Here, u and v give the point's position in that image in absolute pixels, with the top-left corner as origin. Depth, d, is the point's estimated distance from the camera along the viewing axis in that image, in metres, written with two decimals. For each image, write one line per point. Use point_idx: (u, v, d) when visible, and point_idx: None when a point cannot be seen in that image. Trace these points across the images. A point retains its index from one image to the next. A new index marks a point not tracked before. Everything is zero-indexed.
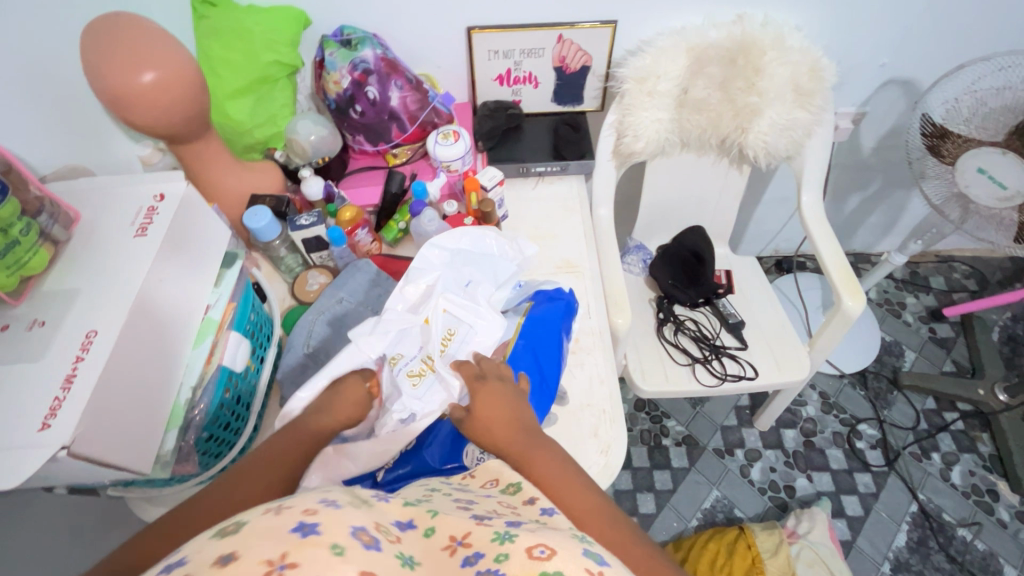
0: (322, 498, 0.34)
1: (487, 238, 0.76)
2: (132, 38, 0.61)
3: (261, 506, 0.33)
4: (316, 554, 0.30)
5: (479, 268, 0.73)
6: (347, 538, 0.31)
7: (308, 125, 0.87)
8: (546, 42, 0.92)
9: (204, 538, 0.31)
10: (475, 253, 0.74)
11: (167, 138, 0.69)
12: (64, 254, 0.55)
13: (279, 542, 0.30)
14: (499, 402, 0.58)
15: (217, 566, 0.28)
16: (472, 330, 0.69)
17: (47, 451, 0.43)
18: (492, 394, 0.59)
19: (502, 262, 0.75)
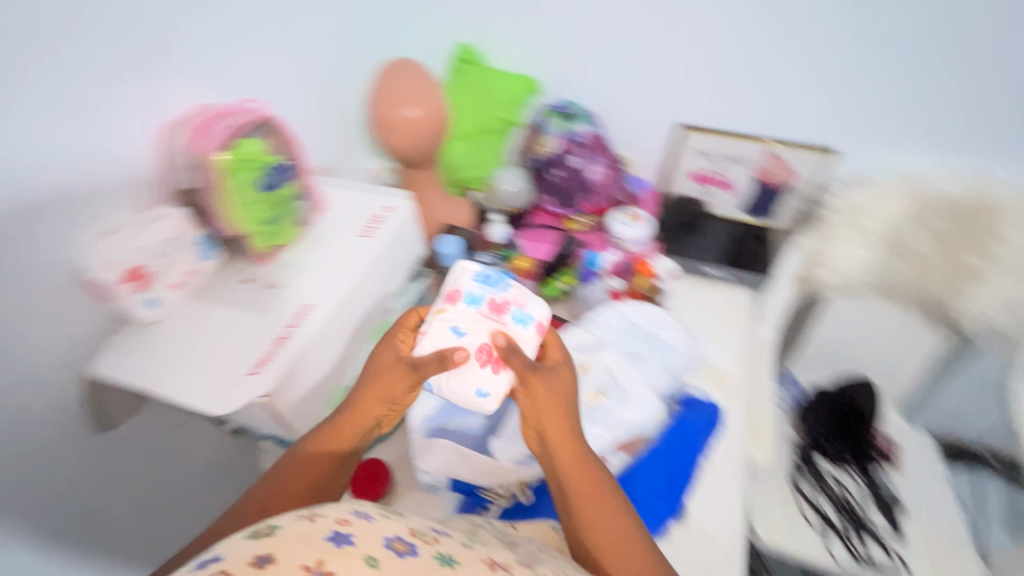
0: (354, 511, 0.41)
1: (662, 322, 0.69)
2: (409, 81, 0.73)
3: (294, 514, 0.39)
4: (350, 561, 0.35)
5: (651, 349, 0.66)
6: (380, 548, 0.37)
7: (511, 177, 0.97)
8: (754, 153, 0.92)
9: (238, 539, 0.37)
10: (647, 331, 0.68)
11: (401, 161, 0.81)
12: (304, 234, 0.66)
13: (315, 551, 0.35)
14: (551, 403, 0.52)
15: (256, 565, 0.34)
16: (630, 403, 0.60)
17: (249, 394, 0.49)
18: (553, 387, 0.53)
19: (673, 349, 0.66)
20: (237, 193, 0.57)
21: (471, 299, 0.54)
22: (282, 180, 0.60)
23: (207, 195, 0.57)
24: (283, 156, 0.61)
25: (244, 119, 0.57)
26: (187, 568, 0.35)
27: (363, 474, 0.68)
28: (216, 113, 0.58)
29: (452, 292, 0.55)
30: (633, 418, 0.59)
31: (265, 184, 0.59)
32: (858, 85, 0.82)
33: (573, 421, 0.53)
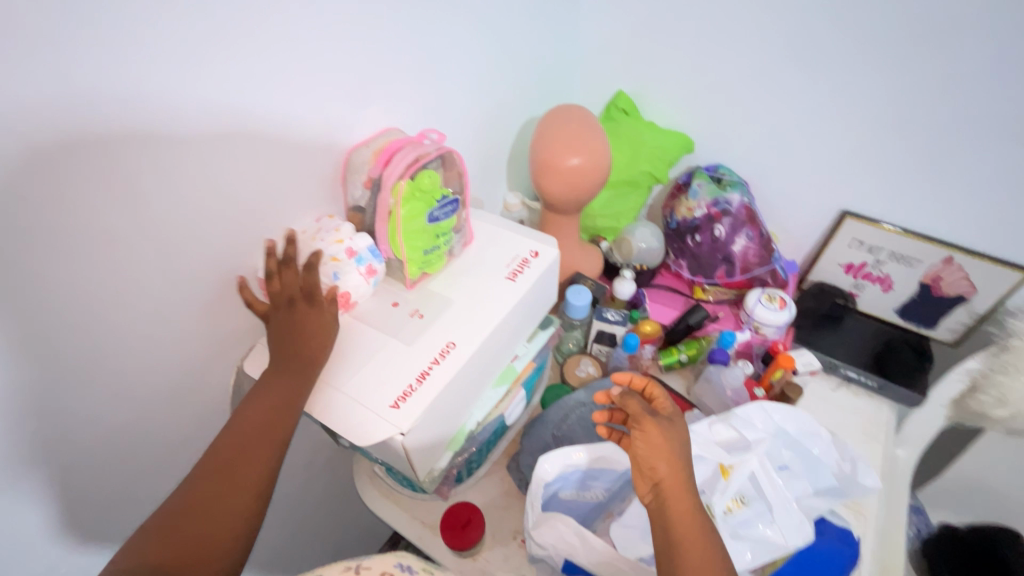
0: (398, 563, 0.48)
1: (817, 437, 0.63)
2: (578, 129, 0.72)
3: (343, 563, 0.47)
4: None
5: (796, 461, 0.63)
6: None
7: (646, 234, 0.92)
8: (928, 256, 0.82)
9: None
10: (795, 441, 0.63)
11: (547, 204, 0.80)
12: (452, 267, 0.66)
13: None
14: (669, 450, 0.48)
15: None
16: (775, 521, 0.56)
17: (390, 430, 0.49)
18: (673, 434, 0.49)
19: (823, 467, 0.63)
20: (406, 220, 0.57)
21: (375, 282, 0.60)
22: (448, 212, 0.60)
23: (378, 217, 0.57)
24: (452, 189, 0.62)
25: (426, 151, 0.58)
26: None
27: (456, 520, 0.65)
28: (403, 140, 0.59)
29: (352, 248, 0.57)
30: (778, 540, 0.55)
31: (433, 216, 0.59)
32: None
33: (689, 476, 0.49)
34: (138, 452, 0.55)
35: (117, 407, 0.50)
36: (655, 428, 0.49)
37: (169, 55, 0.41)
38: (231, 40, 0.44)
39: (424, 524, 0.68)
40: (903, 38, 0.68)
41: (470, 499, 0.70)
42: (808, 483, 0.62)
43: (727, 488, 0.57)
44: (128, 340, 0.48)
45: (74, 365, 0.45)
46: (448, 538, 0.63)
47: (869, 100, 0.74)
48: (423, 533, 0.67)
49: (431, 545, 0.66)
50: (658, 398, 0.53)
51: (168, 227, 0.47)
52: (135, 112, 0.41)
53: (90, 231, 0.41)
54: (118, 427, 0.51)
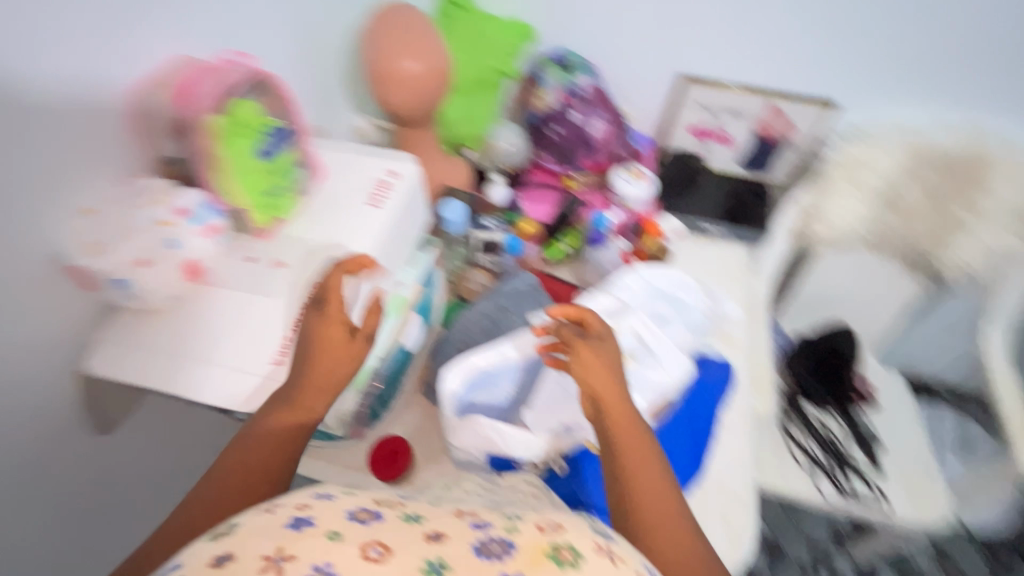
0: (315, 493, 0.34)
1: (684, 284, 0.71)
2: (410, 30, 0.66)
3: (254, 505, 0.33)
4: (311, 542, 0.30)
5: (671, 310, 0.69)
6: (343, 522, 0.32)
7: (508, 135, 0.94)
8: (754, 106, 0.90)
9: (199, 542, 0.31)
10: (668, 294, 0.70)
11: (397, 118, 0.74)
12: (305, 205, 0.60)
13: (276, 537, 0.30)
14: (604, 368, 0.52)
15: (215, 566, 0.29)
16: (658, 364, 0.62)
17: (283, 384, 0.47)
18: (603, 350, 0.53)
19: (696, 309, 0.70)
20: (236, 163, 0.50)
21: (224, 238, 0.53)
22: (282, 145, 0.54)
23: (203, 164, 0.50)
24: (282, 118, 0.54)
25: (236, 78, 0.50)
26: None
27: (384, 454, 0.66)
28: (201, 69, 0.50)
29: (182, 207, 0.49)
30: (663, 378, 0.62)
31: (267, 152, 0.52)
32: (863, 31, 0.81)
33: (625, 388, 0.53)
34: None
35: None
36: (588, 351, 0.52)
37: None
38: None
39: (352, 469, 0.67)
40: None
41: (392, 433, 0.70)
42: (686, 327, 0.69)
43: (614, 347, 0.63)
44: None
45: None
46: (379, 472, 0.65)
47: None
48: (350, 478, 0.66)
49: (366, 489, 0.65)
50: (591, 319, 0.55)
51: None
52: None
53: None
54: None
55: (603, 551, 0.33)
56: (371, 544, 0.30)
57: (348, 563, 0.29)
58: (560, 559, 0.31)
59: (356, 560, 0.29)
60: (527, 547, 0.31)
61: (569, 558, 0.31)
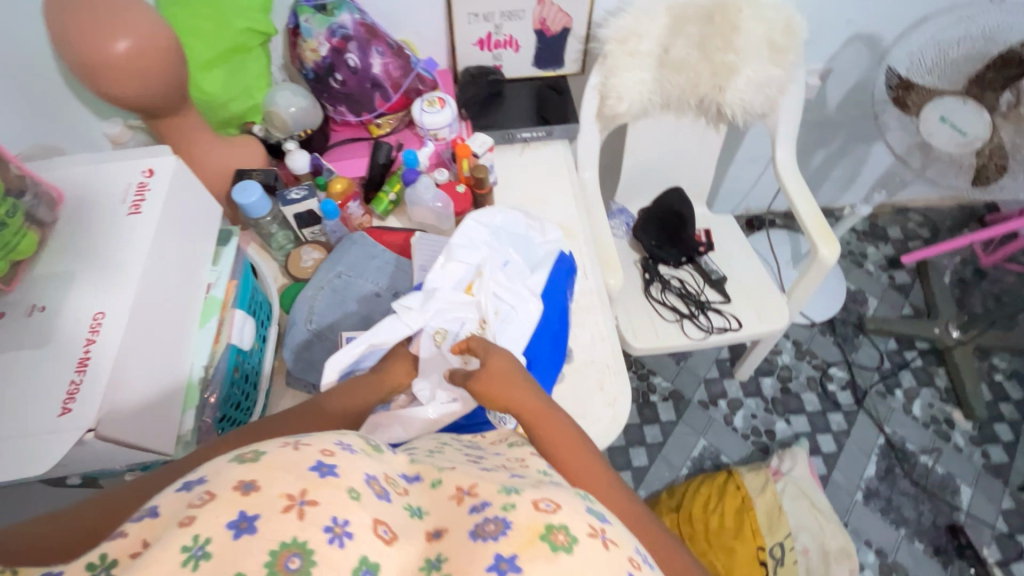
0: (339, 441, 0.36)
1: (514, 218, 0.75)
2: (103, 6, 0.57)
3: (279, 441, 0.35)
4: (335, 492, 0.32)
5: (517, 249, 0.73)
6: (362, 483, 0.34)
7: (287, 95, 0.84)
8: (526, 4, 0.91)
9: (222, 461, 0.33)
10: (510, 233, 0.73)
11: (143, 111, 0.66)
12: (53, 237, 0.53)
13: (300, 478, 0.32)
14: (506, 387, 0.55)
15: (240, 491, 0.30)
16: (525, 309, 0.67)
17: (75, 431, 0.42)
18: (504, 364, 0.57)
19: (534, 245, 0.74)
20: None
21: None
22: None
23: None
24: None
25: None
26: (171, 487, 0.33)
27: None
28: None
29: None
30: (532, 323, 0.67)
31: None
32: None
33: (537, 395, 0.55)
34: None
35: None
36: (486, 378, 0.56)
37: None
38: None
39: None
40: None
41: None
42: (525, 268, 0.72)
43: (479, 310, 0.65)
44: None
45: None
46: None
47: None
48: None
49: None
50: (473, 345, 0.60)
51: None
52: None
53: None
54: None
55: (597, 534, 0.34)
56: (382, 524, 0.32)
57: (363, 525, 0.31)
58: (554, 541, 0.32)
59: (370, 532, 0.31)
60: (523, 528, 0.33)
61: (564, 540, 0.32)
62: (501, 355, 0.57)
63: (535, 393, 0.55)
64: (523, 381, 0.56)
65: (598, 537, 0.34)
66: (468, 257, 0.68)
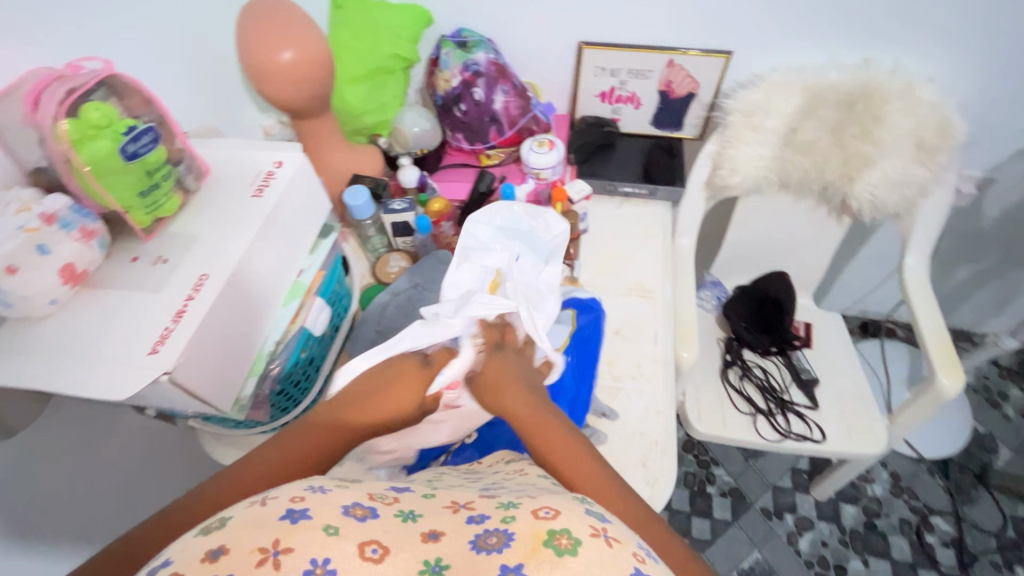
0: (308, 486, 0.37)
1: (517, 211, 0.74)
2: (281, 22, 0.67)
3: (245, 502, 0.36)
4: (310, 535, 0.32)
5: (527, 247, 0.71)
6: (338, 517, 0.34)
7: (414, 116, 0.92)
8: (655, 65, 0.92)
9: (188, 538, 0.33)
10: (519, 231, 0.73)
11: (291, 112, 0.75)
12: (192, 203, 0.62)
13: (270, 530, 0.32)
14: (499, 386, 0.56)
15: (207, 561, 0.31)
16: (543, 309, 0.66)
17: (153, 374, 0.47)
18: (501, 365, 0.57)
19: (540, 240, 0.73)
20: (97, 166, 0.51)
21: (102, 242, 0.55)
22: (149, 145, 0.55)
23: (62, 171, 0.51)
24: (145, 118, 0.55)
25: (83, 80, 0.51)
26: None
27: None
28: (47, 76, 0.51)
29: (46, 212, 0.50)
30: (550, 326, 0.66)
31: (129, 151, 0.53)
32: None
33: (529, 392, 0.55)
34: None
35: None
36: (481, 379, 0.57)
37: None
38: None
39: None
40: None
41: None
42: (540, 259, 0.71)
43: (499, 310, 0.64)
44: None
45: None
46: None
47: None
48: None
49: None
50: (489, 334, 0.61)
51: None
52: None
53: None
54: None
55: (599, 533, 0.35)
56: (370, 544, 0.33)
57: (347, 556, 0.32)
58: (558, 546, 0.33)
59: (354, 557, 0.32)
60: (525, 538, 0.34)
61: (567, 544, 0.33)
62: (502, 357, 0.58)
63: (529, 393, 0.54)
64: (522, 382, 0.56)
65: (600, 536, 0.35)
66: (490, 256, 0.67)
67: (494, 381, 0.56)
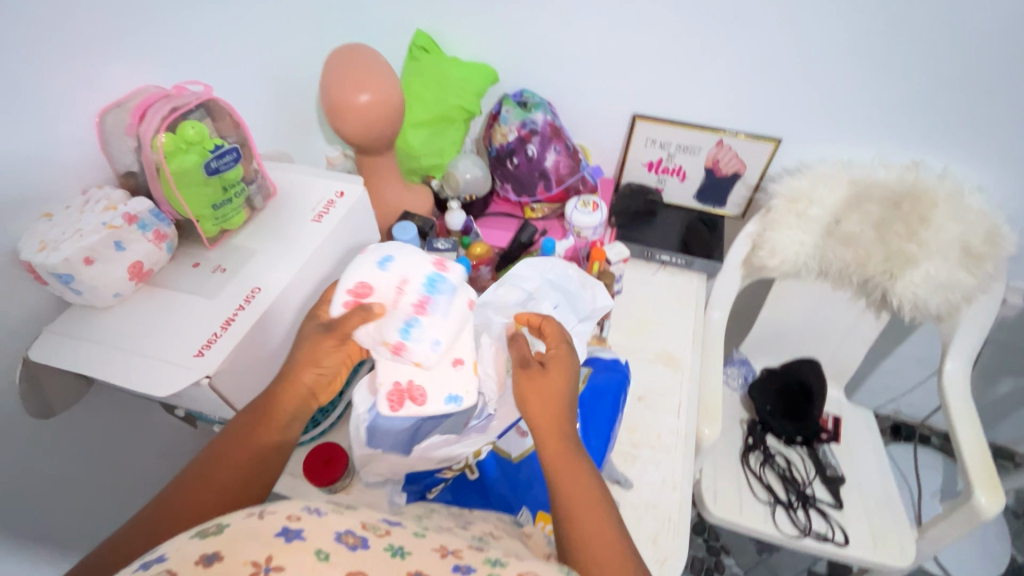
0: (305, 506, 0.38)
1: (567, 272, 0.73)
2: (363, 68, 0.73)
3: (245, 511, 0.37)
4: (301, 557, 0.34)
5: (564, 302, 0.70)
6: (330, 543, 0.35)
7: (468, 164, 0.96)
8: (705, 142, 0.95)
9: (185, 538, 0.35)
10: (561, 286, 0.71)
11: (357, 147, 0.81)
12: (255, 219, 0.66)
13: (266, 546, 0.34)
14: (552, 388, 0.57)
15: (201, 566, 0.32)
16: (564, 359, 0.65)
17: (195, 376, 0.49)
18: (562, 366, 0.59)
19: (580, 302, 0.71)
20: (180, 176, 0.56)
21: (171, 246, 0.59)
22: (230, 164, 0.59)
23: (149, 177, 0.56)
24: (231, 139, 0.60)
25: (186, 101, 0.56)
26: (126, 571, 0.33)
27: (317, 459, 0.69)
28: (156, 94, 0.56)
29: (129, 212, 0.55)
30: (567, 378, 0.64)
31: (211, 168, 0.57)
32: (793, 84, 0.86)
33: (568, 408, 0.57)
34: None
35: None
36: (541, 371, 0.58)
37: None
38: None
39: (292, 474, 0.71)
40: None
41: (333, 441, 0.73)
42: (572, 315, 0.70)
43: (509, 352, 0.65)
44: None
45: None
46: (311, 476, 0.68)
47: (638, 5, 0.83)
48: (290, 484, 0.70)
49: (303, 494, 0.69)
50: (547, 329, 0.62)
51: None
52: None
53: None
54: None
55: None
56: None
57: None
58: None
59: None
60: None
61: None
62: (564, 363, 0.59)
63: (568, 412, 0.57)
64: (566, 400, 0.58)
65: None
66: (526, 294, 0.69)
67: (552, 381, 0.58)
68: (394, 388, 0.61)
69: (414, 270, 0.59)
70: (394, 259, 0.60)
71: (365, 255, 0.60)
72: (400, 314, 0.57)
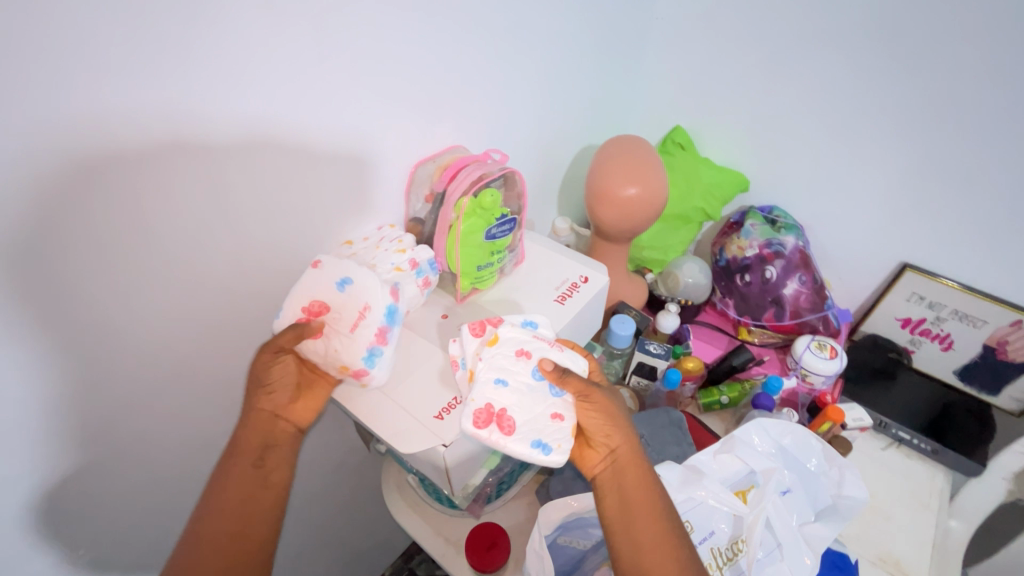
0: None
1: (807, 447, 0.60)
2: (637, 161, 0.72)
3: None
4: None
5: (800, 486, 0.59)
6: None
7: (694, 268, 0.91)
8: (995, 318, 0.78)
9: None
10: (795, 464, 0.60)
11: (599, 230, 0.80)
12: (503, 284, 0.67)
13: None
14: (614, 421, 0.50)
15: None
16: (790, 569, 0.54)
17: (435, 441, 0.49)
18: (611, 395, 0.51)
19: (815, 490, 0.60)
20: (465, 235, 0.59)
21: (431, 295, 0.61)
22: (505, 231, 0.62)
23: (439, 230, 0.59)
24: (512, 208, 0.63)
25: (490, 170, 0.59)
26: None
27: (481, 540, 0.65)
28: (469, 158, 0.61)
29: (414, 258, 0.58)
30: None
31: (490, 233, 0.60)
32: None
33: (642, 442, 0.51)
34: (170, 447, 0.54)
35: (163, 402, 0.51)
36: (600, 398, 0.50)
37: (290, 69, 0.44)
38: (321, 43, 0.46)
39: (447, 541, 0.68)
40: (1002, 81, 0.64)
41: (496, 520, 0.69)
42: (808, 507, 0.59)
43: (723, 531, 0.55)
44: (180, 332, 0.48)
45: (133, 356, 0.46)
46: (473, 558, 0.63)
47: (963, 153, 0.71)
48: (448, 552, 0.67)
49: (455, 569, 0.66)
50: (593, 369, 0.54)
51: (246, 218, 0.48)
52: (221, 124, 0.42)
53: (171, 207, 0.42)
54: (166, 412, 0.52)
55: None
56: None
57: None
58: None
59: None
60: None
61: None
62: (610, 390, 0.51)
63: (637, 445, 0.50)
64: (630, 431, 0.50)
65: None
66: (753, 464, 0.58)
67: (610, 414, 0.50)
68: (484, 407, 0.47)
69: (373, 294, 0.50)
70: (352, 283, 0.50)
71: (323, 269, 0.51)
72: (360, 340, 0.49)
